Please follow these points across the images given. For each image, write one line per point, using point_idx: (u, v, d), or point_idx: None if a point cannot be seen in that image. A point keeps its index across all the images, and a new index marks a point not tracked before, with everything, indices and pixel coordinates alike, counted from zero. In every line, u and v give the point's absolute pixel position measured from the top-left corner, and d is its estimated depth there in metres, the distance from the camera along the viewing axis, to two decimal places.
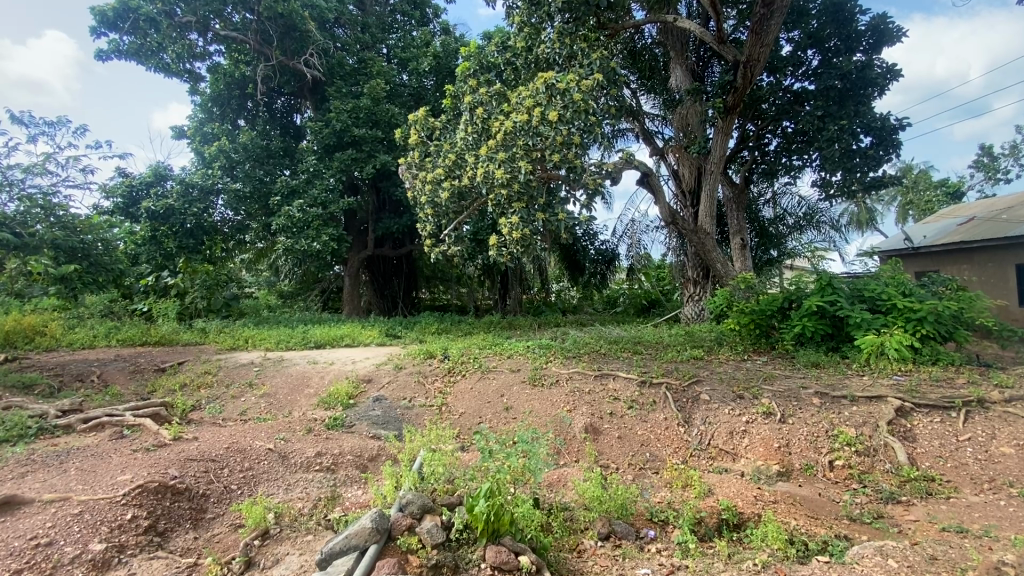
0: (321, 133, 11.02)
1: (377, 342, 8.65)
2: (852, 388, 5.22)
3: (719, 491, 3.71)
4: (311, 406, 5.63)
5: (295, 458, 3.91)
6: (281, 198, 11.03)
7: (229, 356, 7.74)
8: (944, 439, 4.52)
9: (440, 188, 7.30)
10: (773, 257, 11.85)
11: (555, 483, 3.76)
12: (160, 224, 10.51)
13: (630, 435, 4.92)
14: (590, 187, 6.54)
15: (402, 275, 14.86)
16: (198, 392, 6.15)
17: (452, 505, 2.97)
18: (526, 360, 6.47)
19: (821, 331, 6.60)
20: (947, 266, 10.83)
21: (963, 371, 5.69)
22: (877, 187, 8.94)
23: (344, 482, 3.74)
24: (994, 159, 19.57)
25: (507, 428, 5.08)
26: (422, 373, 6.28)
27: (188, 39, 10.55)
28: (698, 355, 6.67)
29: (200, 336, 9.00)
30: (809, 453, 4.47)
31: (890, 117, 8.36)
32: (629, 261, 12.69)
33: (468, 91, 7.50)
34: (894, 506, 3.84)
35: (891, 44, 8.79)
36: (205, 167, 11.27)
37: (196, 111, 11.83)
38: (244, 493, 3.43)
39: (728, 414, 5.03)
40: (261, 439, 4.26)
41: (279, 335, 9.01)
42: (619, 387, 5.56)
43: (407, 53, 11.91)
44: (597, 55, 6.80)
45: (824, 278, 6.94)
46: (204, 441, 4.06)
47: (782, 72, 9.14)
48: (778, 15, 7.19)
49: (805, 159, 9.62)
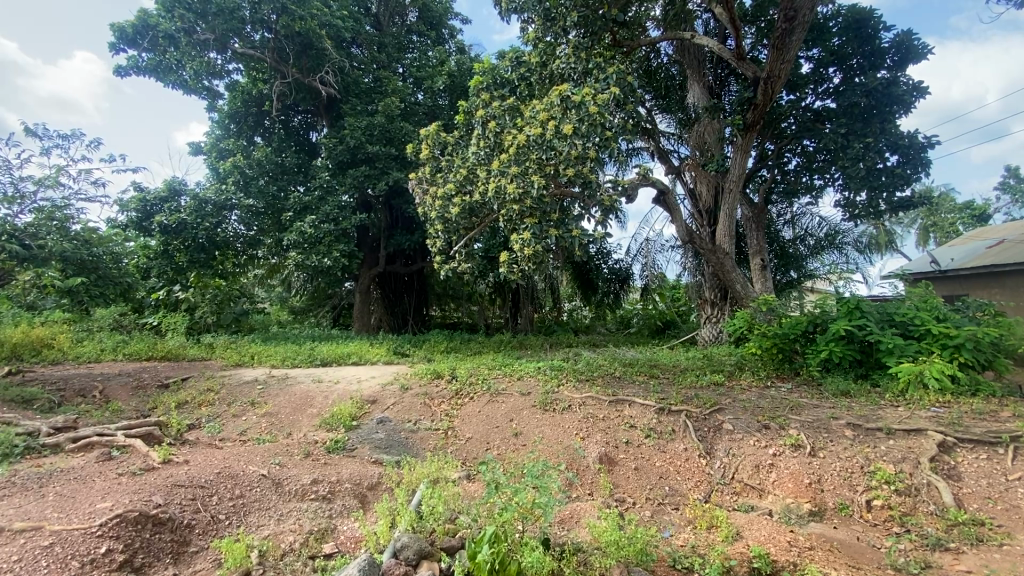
0: (335, 150, 11.05)
1: (385, 361, 8.45)
2: (887, 420, 4.86)
3: (748, 535, 3.36)
4: (313, 427, 5.40)
5: (289, 485, 3.66)
6: (293, 213, 10.99)
7: (234, 372, 7.58)
8: (993, 478, 4.11)
9: (450, 204, 7.14)
10: (792, 278, 11.48)
11: (567, 520, 3.48)
12: (172, 239, 10.51)
13: (647, 466, 4.60)
14: (605, 204, 6.30)
15: (413, 293, 14.71)
16: (199, 410, 5.96)
17: (453, 549, 2.74)
18: (537, 383, 6.20)
19: (849, 357, 6.24)
20: (978, 290, 10.39)
21: (1008, 403, 5.25)
22: (904, 207, 8.61)
23: (340, 513, 3.48)
24: (1021, 181, 19.08)
25: (515, 456, 4.79)
26: (429, 395, 6.03)
27: (207, 57, 10.68)
28: (719, 381, 6.35)
29: (206, 352, 8.87)
30: (844, 491, 4.12)
31: (918, 134, 8.05)
32: (643, 280, 12.38)
33: (481, 105, 7.40)
34: (943, 554, 3.42)
35: (917, 60, 8.55)
36: (219, 182, 11.32)
37: (214, 127, 11.97)
38: (232, 525, 3.20)
39: (753, 445, 4.72)
40: (255, 463, 4.01)
41: (285, 351, 8.82)
42: (635, 414, 5.28)
43: (422, 72, 11.95)
44: (613, 69, 6.64)
45: (852, 301, 6.56)
46: (195, 464, 3.84)
47: (803, 90, 8.97)
48: (800, 30, 6.97)
49: (827, 178, 9.34)
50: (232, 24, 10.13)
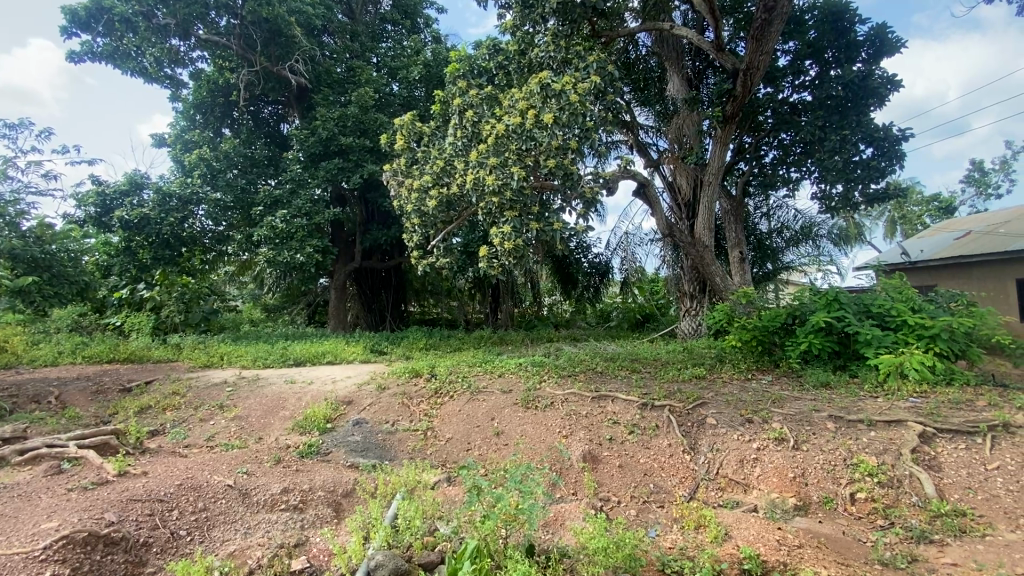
0: (306, 141, 10.67)
1: (361, 359, 8.20)
2: (867, 411, 4.87)
3: (737, 534, 3.28)
4: (285, 431, 5.17)
5: (257, 496, 3.44)
6: (264, 208, 10.59)
7: (202, 374, 7.23)
8: (972, 468, 4.12)
9: (426, 197, 6.93)
10: (769, 270, 11.59)
11: (551, 522, 3.36)
12: (135, 234, 10.01)
13: (631, 463, 4.52)
14: (586, 196, 6.15)
15: (391, 289, 14.45)
16: (163, 415, 5.64)
17: (431, 565, 2.61)
18: (518, 380, 6.07)
19: (828, 348, 6.27)
20: (947, 281, 10.68)
21: (983, 392, 5.32)
22: (880, 199, 8.71)
23: (313, 523, 3.28)
24: (985, 174, 19.66)
25: (496, 458, 4.65)
26: (407, 395, 5.82)
27: (169, 43, 10.22)
28: (700, 374, 6.32)
29: (173, 353, 8.47)
30: (827, 484, 4.10)
31: (893, 127, 8.14)
32: (623, 273, 12.34)
33: (458, 93, 7.15)
34: (927, 547, 3.41)
35: (891, 54, 8.65)
36: (183, 175, 10.82)
37: (178, 118, 11.43)
38: (194, 541, 2.98)
39: (737, 440, 4.67)
40: (220, 472, 3.76)
41: (257, 351, 8.48)
42: (618, 410, 5.20)
43: (397, 62, 11.62)
44: (593, 58, 6.52)
45: (830, 293, 6.57)
46: (153, 476, 3.57)
47: (780, 83, 8.99)
48: (779, 21, 6.94)
49: (803, 171, 9.43)
50: (195, 9, 9.69)
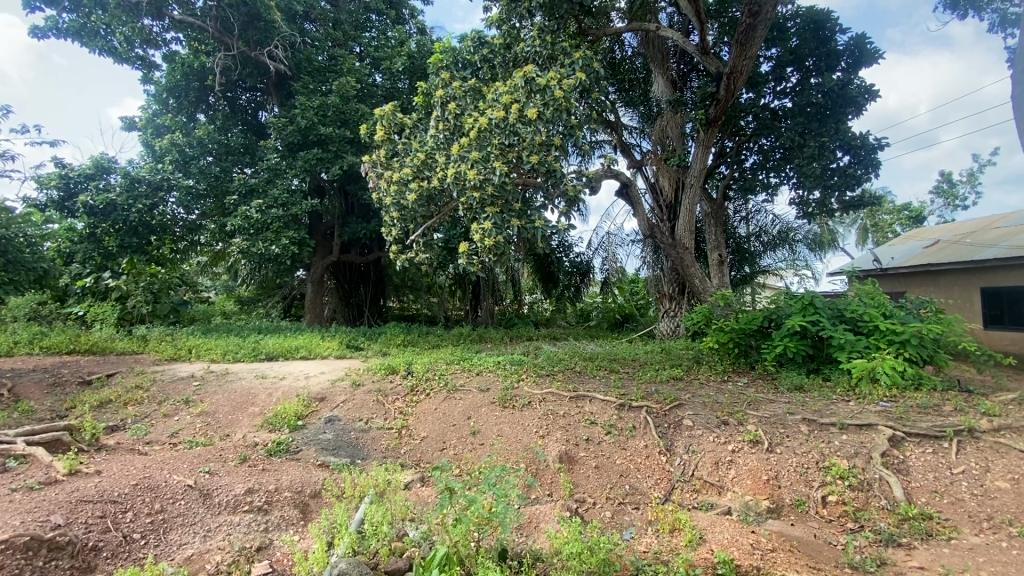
0: (284, 130, 10.38)
1: (336, 355, 8.02)
2: (840, 415, 4.93)
3: (712, 538, 3.27)
4: (254, 427, 5.00)
5: (219, 496, 3.29)
6: (238, 197, 10.27)
7: (168, 367, 6.96)
8: (938, 472, 4.20)
9: (407, 190, 6.79)
10: (746, 273, 11.74)
11: (526, 525, 3.31)
12: (100, 221, 9.58)
13: (607, 464, 4.49)
14: (569, 194, 6.05)
15: (369, 283, 14.22)
16: (124, 410, 5.39)
17: (398, 572, 2.54)
18: (496, 378, 6.00)
19: (802, 352, 6.35)
20: (915, 288, 11.01)
21: (950, 397, 5.44)
22: (856, 206, 8.86)
23: (278, 526, 3.15)
24: (954, 186, 20.30)
25: (472, 458, 4.57)
26: (382, 392, 5.70)
27: (141, 23, 9.86)
28: (678, 375, 6.34)
29: (138, 345, 8.14)
30: (800, 487, 4.13)
31: (869, 135, 8.29)
32: (604, 273, 12.36)
33: (441, 85, 7.00)
34: (896, 550, 3.45)
35: (870, 64, 8.81)
36: (154, 161, 10.40)
37: (150, 101, 11.01)
38: (148, 546, 2.82)
39: (712, 442, 4.67)
40: (180, 471, 3.58)
41: (227, 344, 8.22)
42: (596, 410, 5.17)
43: (380, 52, 11.39)
44: (579, 55, 6.44)
45: (806, 297, 6.65)
46: (108, 475, 3.39)
47: (762, 88, 9.09)
48: (763, 26, 6.97)
49: (782, 177, 9.56)
50: None
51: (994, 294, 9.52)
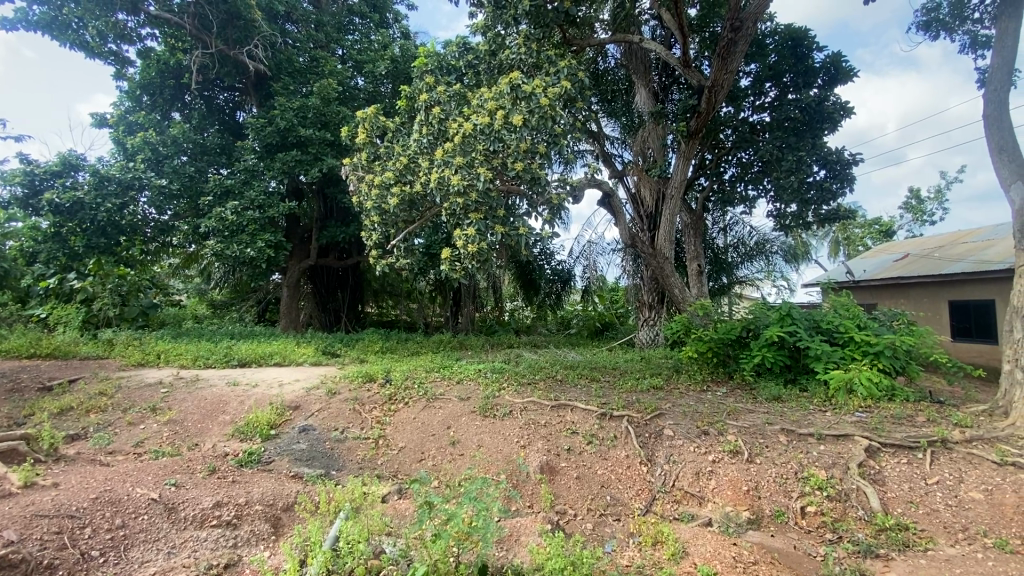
0: (263, 130, 10.17)
1: (312, 361, 7.83)
2: (818, 425, 4.98)
3: (694, 551, 3.25)
4: (224, 436, 4.81)
5: (185, 511, 3.13)
6: (213, 198, 10.00)
7: (134, 373, 6.68)
8: (913, 482, 4.26)
9: (388, 194, 6.69)
10: (724, 283, 11.93)
11: (506, 538, 3.23)
12: (66, 220, 9.21)
13: (589, 475, 4.44)
14: (553, 202, 6.04)
15: (347, 288, 14.00)
16: (85, 418, 5.13)
17: None
18: (477, 387, 5.91)
19: (780, 362, 6.43)
20: (886, 300, 11.31)
21: (922, 408, 5.55)
22: (831, 220, 9.08)
23: (247, 541, 3.01)
24: (921, 202, 21.02)
25: (451, 469, 4.47)
26: (359, 400, 5.56)
27: (115, 17, 9.58)
28: (658, 385, 6.35)
29: (104, 349, 7.82)
30: (779, 497, 4.14)
31: (845, 151, 8.50)
32: (585, 282, 12.40)
33: (424, 89, 6.95)
34: (873, 562, 3.48)
35: (845, 82, 9.07)
36: (125, 159, 10.05)
37: (123, 98, 10.66)
38: (108, 564, 2.66)
39: (693, 452, 4.66)
40: (144, 484, 3.40)
41: (198, 349, 7.96)
42: (577, 420, 5.12)
43: (363, 55, 11.27)
44: (564, 63, 6.47)
45: (783, 308, 6.71)
46: (66, 488, 3.20)
47: (741, 103, 9.28)
48: (744, 42, 7.10)
49: (760, 190, 9.75)
50: None
51: (962, 307, 9.83)
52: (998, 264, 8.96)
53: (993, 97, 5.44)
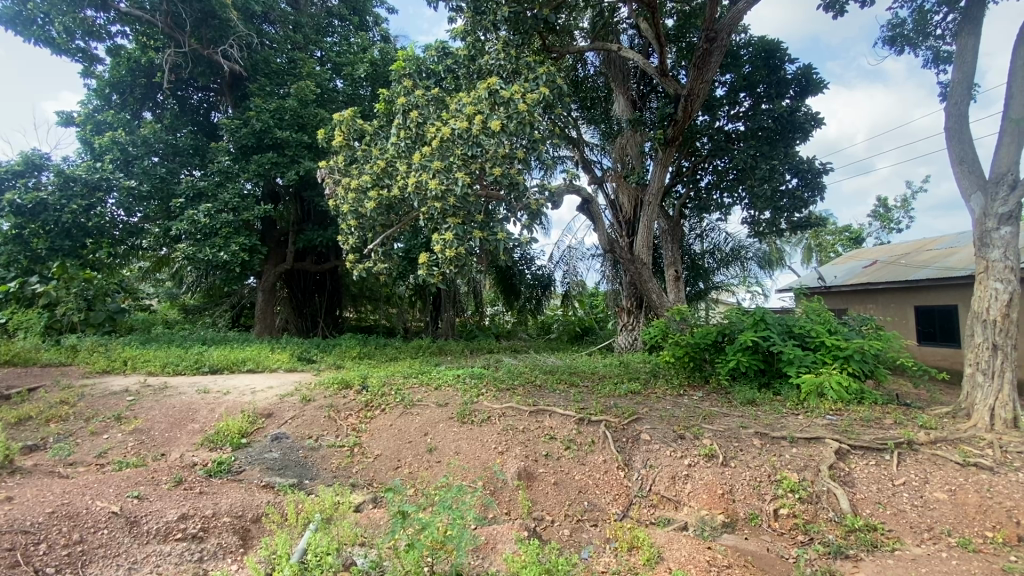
0: (237, 132, 9.99)
1: (286, 367, 7.66)
2: (790, 428, 5.07)
3: (670, 556, 3.26)
4: (193, 446, 4.67)
5: (148, 524, 3.02)
6: (185, 200, 9.76)
7: (98, 381, 6.42)
8: (881, 483, 4.36)
9: (365, 198, 6.63)
10: (701, 289, 12.09)
11: (482, 547, 3.19)
12: (28, 221, 8.87)
13: (566, 480, 4.44)
14: (532, 208, 6.01)
15: (325, 293, 13.81)
16: (44, 428, 4.92)
17: None
18: (455, 392, 5.87)
19: (754, 366, 6.54)
20: (857, 305, 11.62)
21: (889, 411, 5.70)
22: (803, 227, 9.29)
23: (214, 554, 2.90)
24: (888, 211, 21.73)
25: (426, 476, 4.41)
26: (335, 408, 5.45)
27: (83, 13, 9.31)
28: (636, 390, 6.39)
29: (67, 356, 7.52)
30: (753, 500, 4.19)
31: (816, 160, 8.70)
32: (565, 286, 12.44)
33: (403, 93, 6.91)
34: (843, 562, 3.54)
35: (815, 93, 9.37)
36: (92, 159, 9.73)
37: (91, 96, 10.33)
38: None
39: (669, 456, 4.70)
40: (104, 497, 3.27)
41: (167, 356, 7.72)
42: (556, 425, 5.12)
43: (342, 58, 11.17)
44: (543, 70, 6.49)
45: (757, 313, 6.84)
46: (20, 502, 3.06)
47: (717, 112, 9.45)
48: (719, 52, 7.24)
49: (735, 197, 9.98)
50: None
51: (926, 313, 10.14)
52: (960, 271, 9.29)
53: (953, 111, 5.64)
